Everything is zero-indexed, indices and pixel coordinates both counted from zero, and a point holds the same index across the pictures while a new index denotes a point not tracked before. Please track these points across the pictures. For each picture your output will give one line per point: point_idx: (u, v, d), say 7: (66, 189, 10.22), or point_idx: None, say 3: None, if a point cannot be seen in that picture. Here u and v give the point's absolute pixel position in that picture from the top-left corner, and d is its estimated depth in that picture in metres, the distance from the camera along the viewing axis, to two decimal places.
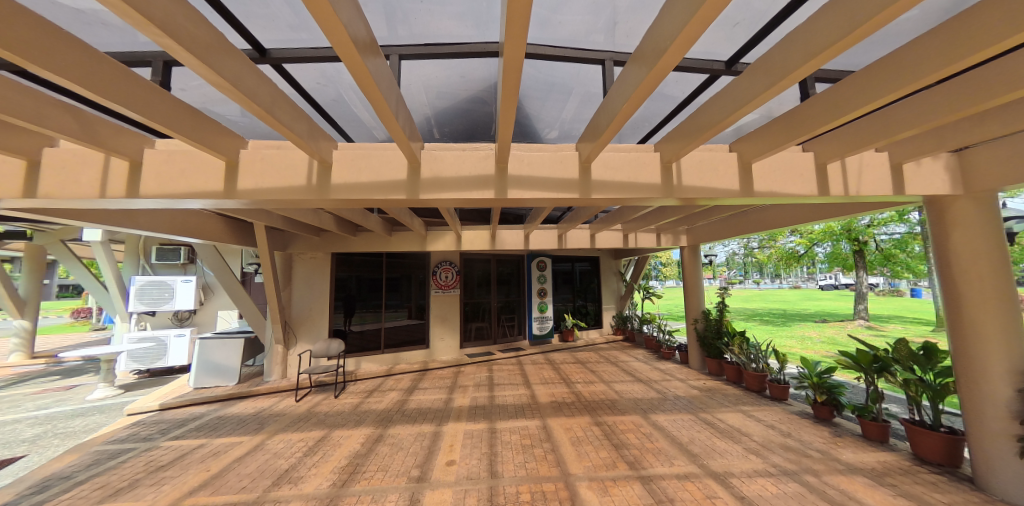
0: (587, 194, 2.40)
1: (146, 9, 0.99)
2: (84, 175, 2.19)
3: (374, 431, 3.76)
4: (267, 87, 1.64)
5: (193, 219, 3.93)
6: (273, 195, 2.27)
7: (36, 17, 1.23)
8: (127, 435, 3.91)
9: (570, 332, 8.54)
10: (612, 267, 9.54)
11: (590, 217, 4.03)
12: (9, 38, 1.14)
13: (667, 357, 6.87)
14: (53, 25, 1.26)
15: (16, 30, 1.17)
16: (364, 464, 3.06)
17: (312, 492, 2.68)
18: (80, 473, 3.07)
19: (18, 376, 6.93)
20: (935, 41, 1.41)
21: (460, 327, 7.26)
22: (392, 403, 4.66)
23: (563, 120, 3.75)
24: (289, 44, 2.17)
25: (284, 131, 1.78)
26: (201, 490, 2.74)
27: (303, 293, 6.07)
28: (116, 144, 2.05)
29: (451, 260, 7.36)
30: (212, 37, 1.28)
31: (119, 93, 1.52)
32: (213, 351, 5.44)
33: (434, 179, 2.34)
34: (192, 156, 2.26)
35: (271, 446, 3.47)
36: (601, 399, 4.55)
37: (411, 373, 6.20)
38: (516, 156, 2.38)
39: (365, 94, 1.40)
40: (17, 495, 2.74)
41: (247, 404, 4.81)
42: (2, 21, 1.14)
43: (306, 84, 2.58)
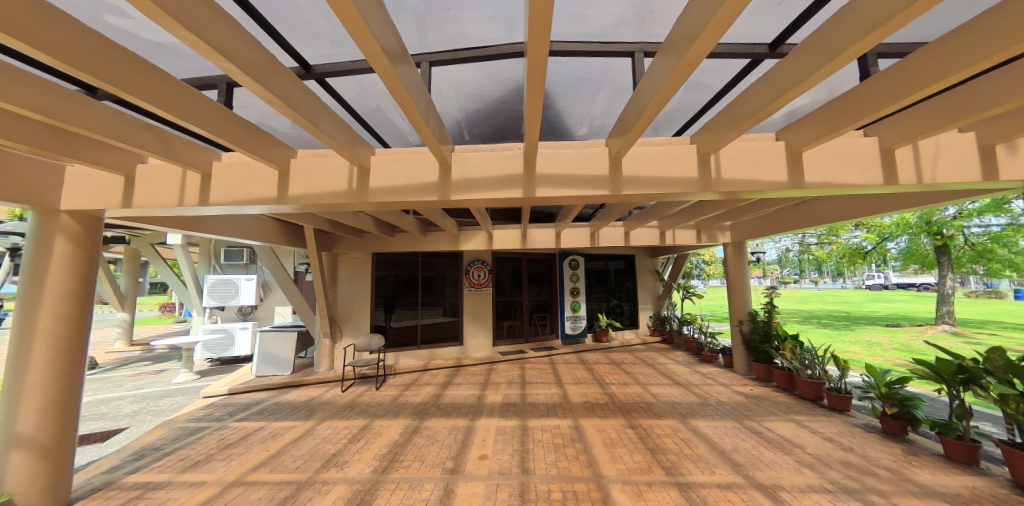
0: (617, 191, 2.33)
1: (208, 36, 1.13)
2: (166, 188, 2.52)
3: (411, 422, 3.94)
4: (312, 100, 1.79)
5: (252, 224, 4.36)
6: (318, 200, 2.46)
7: (141, 60, 1.50)
8: (202, 415, 4.43)
9: (604, 332, 8.28)
10: (648, 265, 9.19)
11: (623, 214, 3.91)
12: (116, 75, 1.39)
13: (709, 361, 6.50)
14: (147, 63, 1.50)
15: (126, 72, 1.43)
16: (402, 454, 3.22)
17: (355, 476, 2.87)
18: (167, 445, 3.53)
19: (120, 360, 8.07)
20: (1012, 6, 1.22)
21: (492, 325, 7.39)
22: (428, 396, 4.86)
23: (593, 116, 3.68)
24: (330, 59, 2.33)
25: (326, 140, 1.92)
26: (262, 467, 3.04)
27: (346, 290, 6.50)
28: (192, 159, 2.34)
29: (482, 259, 7.48)
30: (264, 59, 1.42)
31: (196, 114, 1.74)
32: (271, 342, 5.99)
33: (463, 180, 2.40)
34: (250, 166, 2.51)
35: (319, 432, 3.77)
36: (636, 401, 4.41)
37: (445, 369, 6.41)
38: (544, 155, 2.37)
39: (399, 101, 1.48)
40: (121, 461, 3.22)
41: (300, 393, 5.24)
42: (116, 65, 1.40)
43: (346, 94, 2.75)
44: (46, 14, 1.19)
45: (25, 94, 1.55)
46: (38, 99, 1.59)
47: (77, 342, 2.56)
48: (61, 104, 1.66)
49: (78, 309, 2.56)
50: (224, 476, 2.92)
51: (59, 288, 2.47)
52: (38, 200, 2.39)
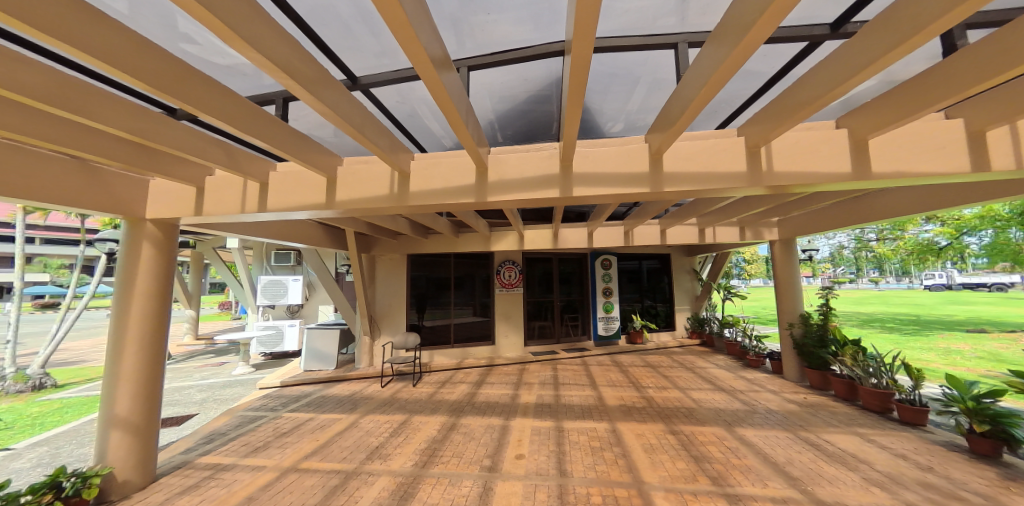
0: (658, 188, 2.26)
1: (270, 55, 1.24)
2: (230, 197, 2.76)
3: (448, 419, 4.05)
4: (359, 110, 1.89)
5: (300, 228, 4.66)
6: (362, 205, 2.59)
7: (217, 84, 1.69)
8: (259, 405, 4.81)
9: (638, 334, 8.01)
10: (684, 264, 8.80)
11: (660, 212, 3.76)
12: (199, 98, 1.59)
13: (755, 366, 6.09)
14: (222, 86, 1.68)
15: (207, 97, 1.63)
16: (440, 449, 3.31)
17: (398, 469, 2.98)
18: (232, 431, 3.87)
19: (188, 353, 8.95)
20: None
21: (523, 325, 7.41)
22: (463, 394, 4.96)
23: (628, 112, 3.58)
24: (375, 70, 2.44)
25: (370, 147, 2.02)
26: (313, 456, 3.25)
27: (384, 290, 6.79)
28: (251, 170, 2.55)
29: (513, 260, 7.52)
30: (318, 74, 1.53)
31: (260, 129, 1.92)
32: (316, 339, 6.38)
33: (499, 182, 2.42)
34: (300, 174, 2.69)
35: (363, 425, 3.96)
36: (675, 406, 4.24)
37: (478, 369, 6.50)
38: (580, 153, 2.34)
39: (441, 106, 1.53)
40: (194, 443, 3.58)
41: (343, 387, 5.54)
42: (199, 90, 1.59)
43: (388, 103, 2.87)
44: (147, 51, 1.39)
45: (119, 117, 1.76)
46: (131, 121, 1.81)
47: (159, 335, 2.87)
48: (150, 125, 1.89)
49: (161, 307, 2.87)
50: (281, 462, 3.16)
51: (145, 288, 2.79)
52: (128, 210, 2.71)
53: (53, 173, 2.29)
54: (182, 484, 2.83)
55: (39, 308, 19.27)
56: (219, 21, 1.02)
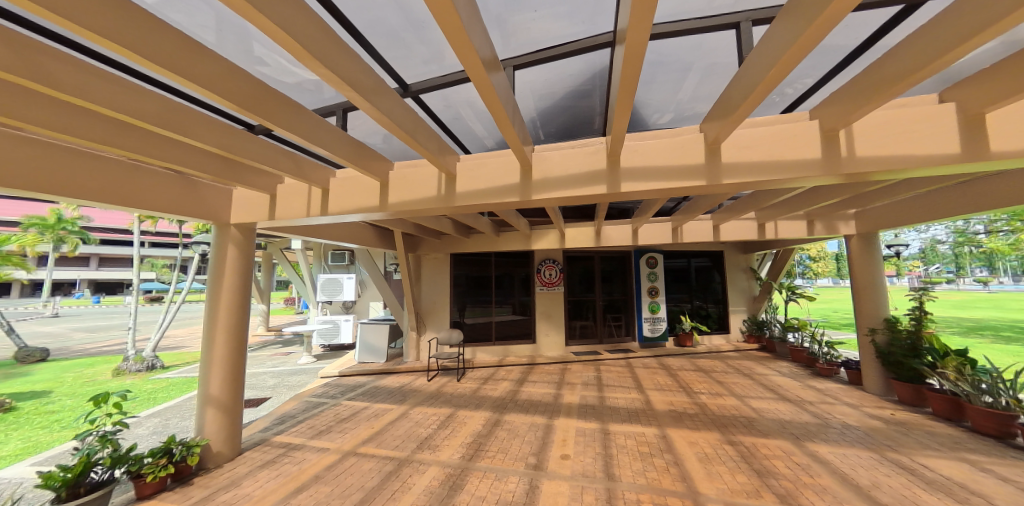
0: (715, 180, 2.10)
1: (335, 70, 1.35)
2: (297, 202, 3.04)
3: (492, 415, 4.13)
4: (411, 116, 1.98)
5: (355, 230, 5.01)
6: (412, 206, 2.72)
7: (290, 101, 1.88)
8: (321, 392, 5.26)
9: (687, 336, 7.58)
10: (740, 262, 8.13)
11: (714, 207, 3.50)
12: (275, 114, 1.79)
13: (827, 374, 5.42)
14: (293, 102, 1.87)
15: (282, 114, 1.82)
16: (486, 444, 3.38)
17: (446, 460, 3.10)
18: (300, 414, 4.28)
19: (261, 343, 10.03)
20: None
21: (564, 324, 7.33)
22: (506, 392, 5.03)
23: (679, 101, 3.37)
24: (424, 76, 2.53)
25: (420, 150, 2.11)
26: (370, 442, 3.49)
27: (429, 288, 7.08)
28: (315, 176, 2.79)
29: (554, 258, 7.46)
30: (375, 84, 1.62)
31: (324, 139, 2.09)
32: (369, 333, 6.83)
33: (544, 180, 2.41)
34: (356, 179, 2.88)
35: (413, 416, 4.17)
36: (732, 415, 3.94)
37: (519, 367, 6.55)
38: (628, 147, 2.25)
39: (489, 106, 1.56)
40: (269, 423, 4.01)
41: (393, 379, 5.87)
42: (276, 108, 1.79)
43: (435, 107, 2.96)
44: (235, 76, 1.59)
45: (212, 135, 2.02)
46: (221, 139, 2.07)
47: (242, 326, 3.25)
48: (235, 141, 2.15)
49: (243, 300, 3.24)
50: (342, 446, 3.43)
51: (230, 284, 3.16)
52: (216, 216, 3.10)
53: (158, 185, 2.69)
54: (262, 459, 3.19)
55: (148, 301, 22.78)
56: (291, 39, 1.13)
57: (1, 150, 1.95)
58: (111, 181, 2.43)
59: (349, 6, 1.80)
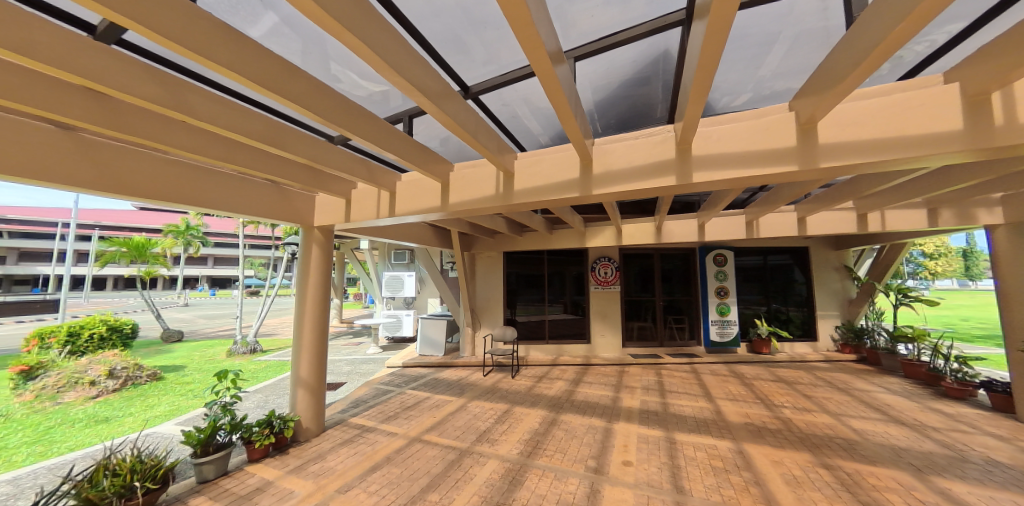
0: (809, 165, 1.84)
1: (408, 77, 1.44)
2: (368, 205, 3.30)
3: (548, 414, 4.10)
4: (473, 117, 2.02)
5: (416, 230, 5.32)
6: (472, 206, 2.79)
7: (365, 111, 2.04)
8: (388, 380, 5.70)
9: (763, 343, 6.77)
10: (831, 259, 7.06)
11: (800, 197, 3.07)
12: (352, 124, 1.95)
13: (958, 396, 4.46)
14: (368, 112, 2.02)
15: (358, 123, 1.99)
16: (543, 443, 3.37)
17: (505, 455, 3.15)
18: (371, 400, 4.68)
19: (336, 333, 11.18)
20: None
21: (621, 325, 7.02)
22: (561, 391, 4.97)
23: (759, 79, 3.02)
24: (484, 77, 2.56)
25: (482, 150, 2.15)
26: (433, 430, 3.69)
27: (483, 286, 7.29)
28: (383, 180, 3.01)
29: (609, 256, 7.17)
30: (441, 89, 1.69)
31: (394, 145, 2.24)
32: (428, 328, 7.24)
33: (606, 173, 2.32)
34: (420, 182, 3.04)
35: (471, 409, 4.32)
36: (826, 435, 3.43)
37: (574, 367, 6.43)
38: (702, 133, 2.06)
39: (552, 100, 1.53)
40: (346, 406, 4.44)
41: (452, 372, 6.15)
42: (354, 119, 1.96)
43: (494, 107, 2.98)
44: (322, 92, 1.77)
45: (301, 148, 2.27)
46: (308, 150, 2.31)
47: (324, 317, 3.63)
48: (319, 152, 2.40)
49: (325, 294, 3.62)
50: (409, 431, 3.68)
51: (314, 279, 3.55)
52: (303, 220, 3.50)
53: (258, 193, 3.10)
54: (342, 437, 3.54)
55: (248, 294, 26.69)
56: (369, 50, 1.22)
57: (152, 172, 2.46)
58: (226, 192, 2.89)
59: (417, 15, 1.89)
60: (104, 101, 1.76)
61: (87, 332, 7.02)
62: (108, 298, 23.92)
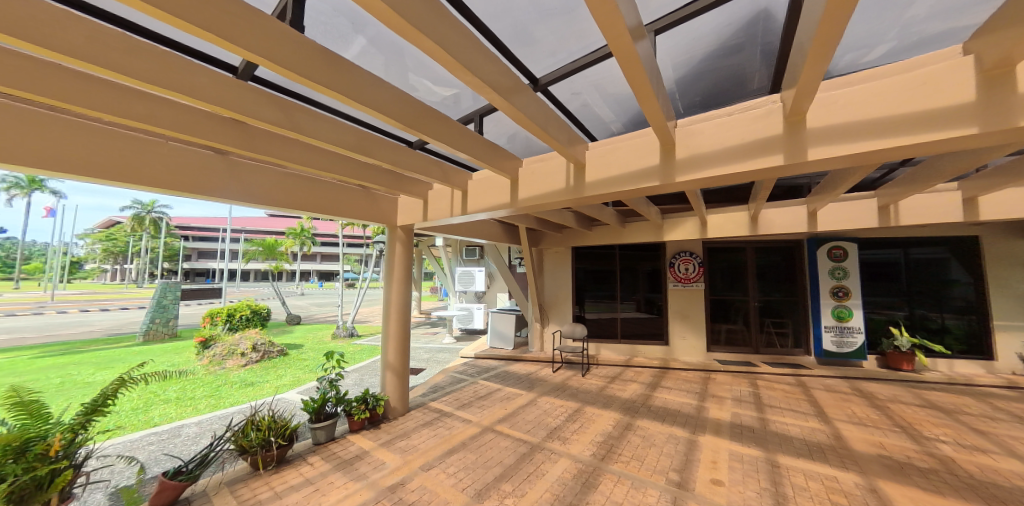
0: (993, 127, 1.37)
1: (480, 74, 1.46)
2: (443, 204, 3.50)
3: (623, 417, 3.89)
4: (543, 110, 1.97)
5: (486, 227, 5.50)
6: (542, 200, 2.76)
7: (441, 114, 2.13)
8: (462, 369, 6.04)
9: (902, 357, 5.44)
10: (1015, 253, 5.31)
11: (970, 171, 2.34)
12: (431, 128, 2.07)
13: None
14: (443, 115, 2.11)
15: (435, 127, 2.09)
16: (618, 447, 3.20)
17: (577, 455, 3.08)
18: (447, 386, 5.02)
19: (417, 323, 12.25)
20: None
21: (705, 327, 6.31)
22: (636, 394, 4.68)
23: (910, 22, 2.34)
24: (553, 67, 2.44)
25: (551, 142, 2.10)
26: (505, 421, 3.80)
27: (551, 281, 7.25)
28: (455, 179, 3.16)
29: (691, 250, 6.49)
30: (512, 84, 1.68)
31: (466, 144, 2.32)
32: (499, 321, 7.49)
33: (691, 158, 2.07)
34: (490, 180, 3.11)
35: (541, 404, 4.33)
36: (1010, 485, 2.59)
37: (650, 369, 6.01)
38: (821, 100, 1.69)
39: (631, 79, 1.40)
40: (426, 390, 4.85)
41: (521, 366, 6.25)
42: (432, 123, 2.07)
43: (563, 97, 2.85)
44: (404, 102, 1.91)
45: (387, 154, 2.50)
46: (392, 156, 2.54)
47: (406, 308, 3.98)
48: (402, 156, 2.61)
49: (407, 287, 3.96)
50: (483, 420, 3.85)
51: (398, 273, 3.92)
52: (388, 220, 3.88)
53: (354, 198, 3.53)
54: (423, 418, 3.87)
55: (347, 286, 30.89)
56: (440, 49, 1.25)
57: (279, 184, 2.97)
58: (331, 198, 3.35)
59: (487, 12, 1.89)
60: (243, 129, 2.16)
61: (238, 313, 8.90)
62: (250, 288, 29.97)
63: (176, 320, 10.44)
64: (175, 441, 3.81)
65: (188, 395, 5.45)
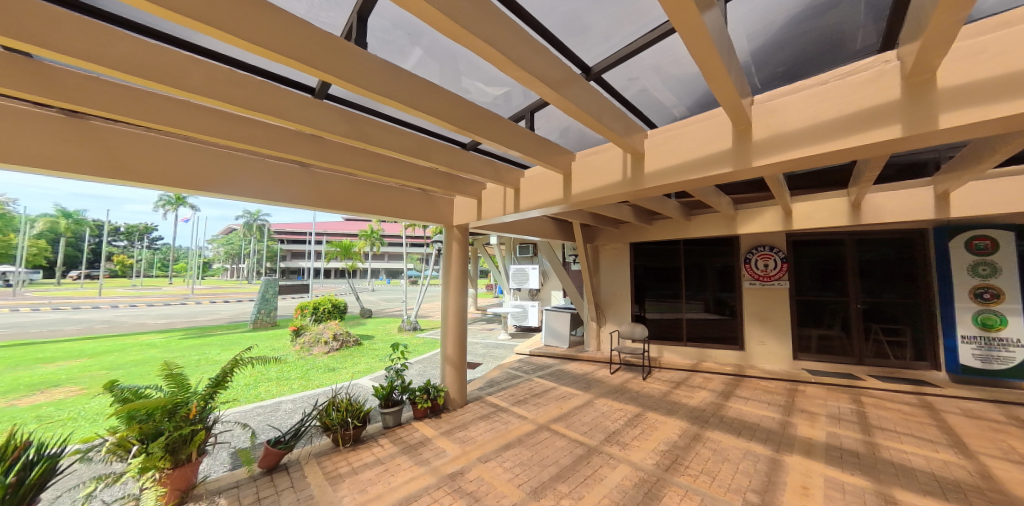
0: None
1: (529, 68, 1.43)
2: (496, 203, 3.56)
3: (689, 427, 3.59)
4: (596, 99, 1.87)
5: (539, 224, 5.47)
6: (596, 195, 2.65)
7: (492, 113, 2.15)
8: (517, 366, 6.12)
9: None
10: None
11: None
12: (481, 128, 2.09)
13: None
14: (494, 114, 2.12)
15: (485, 127, 2.11)
16: (684, 459, 2.96)
17: (638, 462, 2.92)
18: (503, 382, 5.11)
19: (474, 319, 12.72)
20: None
21: (790, 331, 5.53)
22: (706, 403, 4.28)
23: None
24: (607, 53, 2.25)
25: (605, 133, 1.99)
26: (561, 421, 3.75)
27: (607, 279, 6.98)
28: (508, 178, 3.19)
29: (771, 245, 5.74)
30: (564, 74, 1.62)
31: (517, 141, 2.31)
32: (553, 319, 7.43)
33: (772, 138, 1.81)
34: (542, 176, 3.08)
35: (598, 406, 4.19)
36: None
37: (721, 376, 5.46)
38: (959, 52, 1.34)
39: (696, 54, 1.26)
40: (483, 384, 5.00)
41: (577, 365, 6.13)
42: (483, 123, 2.09)
43: (619, 86, 2.64)
44: (456, 104, 1.95)
45: (443, 156, 2.60)
46: (447, 158, 2.63)
47: (463, 305, 4.14)
48: (456, 157, 2.69)
49: (464, 285, 4.12)
50: (539, 417, 3.86)
51: (456, 271, 4.09)
52: (446, 221, 4.06)
53: (415, 200, 3.76)
54: (480, 411, 4.00)
55: (411, 283, 33.33)
56: (487, 44, 1.24)
57: (352, 190, 3.29)
58: (395, 201, 3.60)
59: (536, 5, 1.83)
60: (321, 143, 2.42)
61: (322, 305, 10.12)
62: (330, 284, 33.93)
63: (277, 311, 12.23)
64: (276, 414, 4.47)
65: (285, 375, 6.36)
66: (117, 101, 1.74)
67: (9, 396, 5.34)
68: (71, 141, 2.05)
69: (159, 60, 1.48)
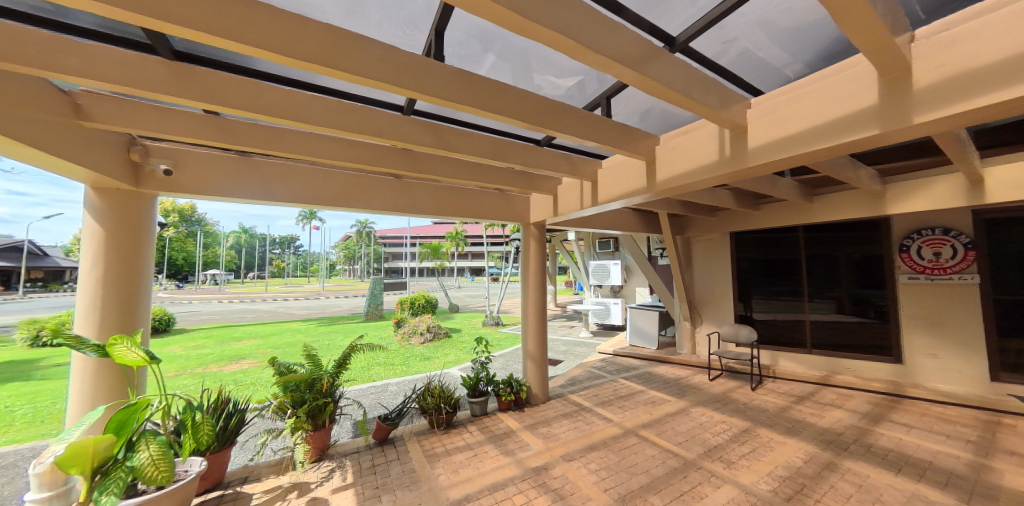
0: None
1: (603, 50, 1.33)
2: (572, 197, 3.47)
3: (819, 452, 2.96)
4: (684, 71, 1.65)
5: (619, 217, 5.16)
6: (686, 179, 2.36)
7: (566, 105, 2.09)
8: (601, 365, 5.89)
9: None
10: None
11: None
12: (555, 122, 2.05)
13: None
14: (568, 106, 2.06)
15: (559, 120, 2.06)
16: (813, 490, 2.46)
17: (748, 485, 2.53)
18: (586, 381, 4.98)
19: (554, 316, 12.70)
20: None
21: (980, 342, 4.11)
22: (842, 425, 3.48)
23: None
24: (694, 17, 1.89)
25: (697, 108, 1.75)
26: (650, 428, 3.48)
27: (702, 274, 6.25)
28: (584, 171, 3.07)
29: (941, 226, 4.36)
30: (644, 50, 1.46)
31: (594, 130, 2.19)
32: (639, 318, 6.95)
33: (947, 82, 1.34)
34: (623, 166, 2.89)
35: (695, 416, 3.77)
36: None
37: (865, 394, 4.38)
38: None
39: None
40: (566, 382, 4.95)
41: (669, 369, 5.61)
42: (556, 116, 2.04)
43: (712, 52, 2.24)
44: (530, 100, 1.95)
45: (518, 155, 2.63)
46: (523, 156, 2.65)
47: (542, 302, 4.16)
48: (531, 155, 2.71)
49: (542, 282, 4.14)
50: (626, 421, 3.65)
51: (534, 267, 4.13)
52: (523, 219, 4.12)
53: (493, 201, 3.90)
54: (562, 409, 3.97)
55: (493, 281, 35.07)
56: (558, 32, 1.19)
57: (439, 195, 3.58)
58: (476, 203, 3.80)
59: None
60: (410, 154, 2.68)
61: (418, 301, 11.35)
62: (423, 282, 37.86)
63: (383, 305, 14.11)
64: (384, 394, 5.17)
65: (391, 361, 7.33)
66: (270, 139, 2.23)
67: (217, 363, 7.32)
68: (243, 174, 2.71)
69: (293, 101, 1.82)
